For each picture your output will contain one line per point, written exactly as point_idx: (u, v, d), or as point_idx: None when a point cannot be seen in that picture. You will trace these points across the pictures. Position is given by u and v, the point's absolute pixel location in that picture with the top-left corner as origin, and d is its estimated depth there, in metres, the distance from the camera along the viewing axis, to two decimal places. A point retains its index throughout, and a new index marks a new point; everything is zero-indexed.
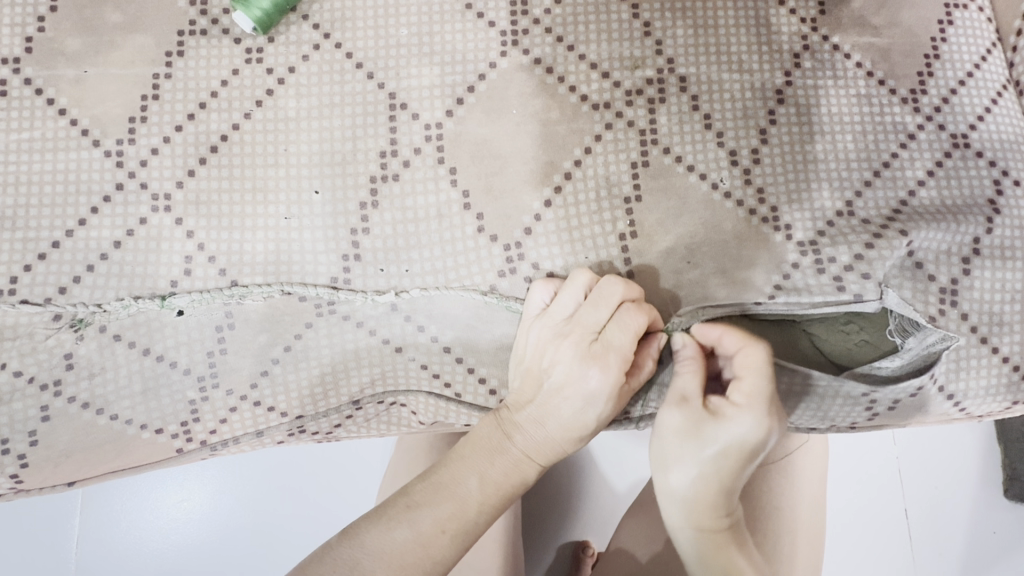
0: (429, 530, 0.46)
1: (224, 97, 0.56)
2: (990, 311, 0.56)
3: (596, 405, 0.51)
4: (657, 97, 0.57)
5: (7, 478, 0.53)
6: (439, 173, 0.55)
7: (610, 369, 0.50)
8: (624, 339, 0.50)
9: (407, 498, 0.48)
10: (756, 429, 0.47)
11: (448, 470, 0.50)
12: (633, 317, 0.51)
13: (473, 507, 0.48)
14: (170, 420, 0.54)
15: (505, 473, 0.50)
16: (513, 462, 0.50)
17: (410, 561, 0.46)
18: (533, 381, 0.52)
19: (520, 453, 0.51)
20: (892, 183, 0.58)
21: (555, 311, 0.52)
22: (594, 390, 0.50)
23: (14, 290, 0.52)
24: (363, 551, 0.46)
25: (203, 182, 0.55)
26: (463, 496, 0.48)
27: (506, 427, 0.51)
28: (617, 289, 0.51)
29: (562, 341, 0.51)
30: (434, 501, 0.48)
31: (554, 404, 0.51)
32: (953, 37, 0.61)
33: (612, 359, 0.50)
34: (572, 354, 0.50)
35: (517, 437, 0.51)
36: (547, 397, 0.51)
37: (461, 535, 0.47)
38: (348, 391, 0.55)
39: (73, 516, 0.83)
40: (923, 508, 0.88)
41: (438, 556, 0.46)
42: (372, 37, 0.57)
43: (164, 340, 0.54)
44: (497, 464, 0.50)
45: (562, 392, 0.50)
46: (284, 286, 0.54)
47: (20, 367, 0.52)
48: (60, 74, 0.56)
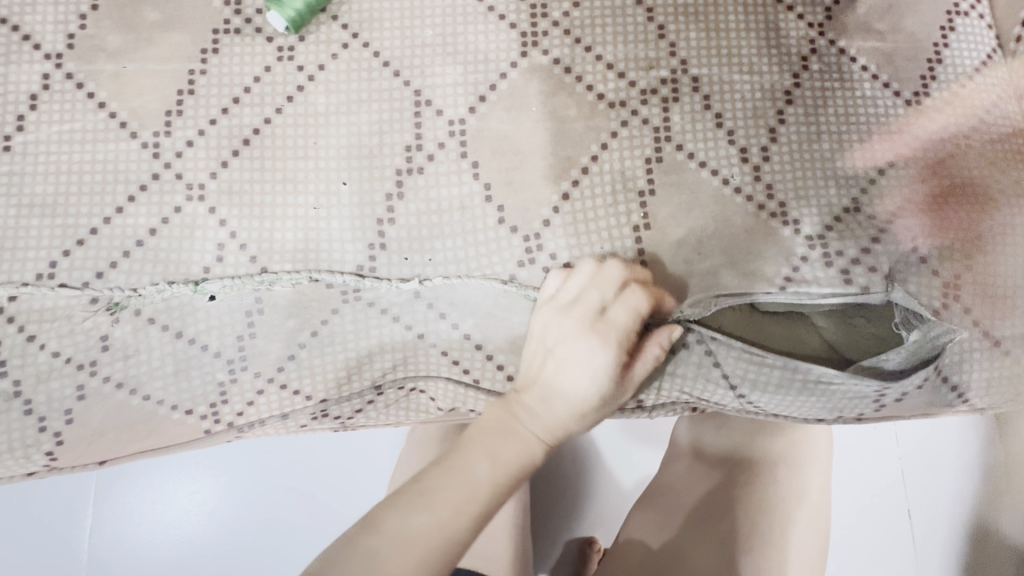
0: (446, 513, 0.47)
1: (257, 92, 0.58)
2: (992, 305, 0.58)
3: (599, 381, 0.53)
4: (671, 97, 0.60)
5: (43, 455, 0.55)
6: (462, 167, 0.58)
7: (611, 345, 0.53)
8: (625, 315, 0.53)
9: (421, 484, 0.48)
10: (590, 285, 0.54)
11: (457, 455, 0.50)
12: (633, 296, 0.54)
13: (485, 487, 0.49)
14: (200, 401, 0.56)
15: (514, 452, 0.51)
16: (520, 442, 0.52)
17: (430, 548, 0.45)
18: (539, 359, 0.54)
19: (526, 433, 0.52)
20: (897, 181, 0.60)
21: (562, 293, 0.55)
22: (596, 364, 0.52)
23: (54, 274, 0.55)
24: (382, 544, 0.45)
25: (235, 173, 0.57)
26: (475, 479, 0.49)
27: (516, 409, 0.53)
28: (618, 271, 0.54)
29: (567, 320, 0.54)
30: (446, 487, 0.48)
31: (558, 380, 0.53)
32: (955, 43, 0.63)
33: (611, 333, 0.53)
34: (574, 330, 0.53)
35: (523, 419, 0.53)
36: (553, 373, 0.53)
37: (477, 517, 0.48)
38: (371, 376, 0.57)
39: (84, 508, 0.85)
40: (927, 507, 0.90)
41: (457, 540, 0.47)
42: (398, 37, 0.59)
43: (195, 324, 0.56)
44: (505, 444, 0.51)
45: (565, 367, 0.53)
46: (312, 273, 0.56)
47: (58, 348, 0.54)
48: (99, 69, 0.58)
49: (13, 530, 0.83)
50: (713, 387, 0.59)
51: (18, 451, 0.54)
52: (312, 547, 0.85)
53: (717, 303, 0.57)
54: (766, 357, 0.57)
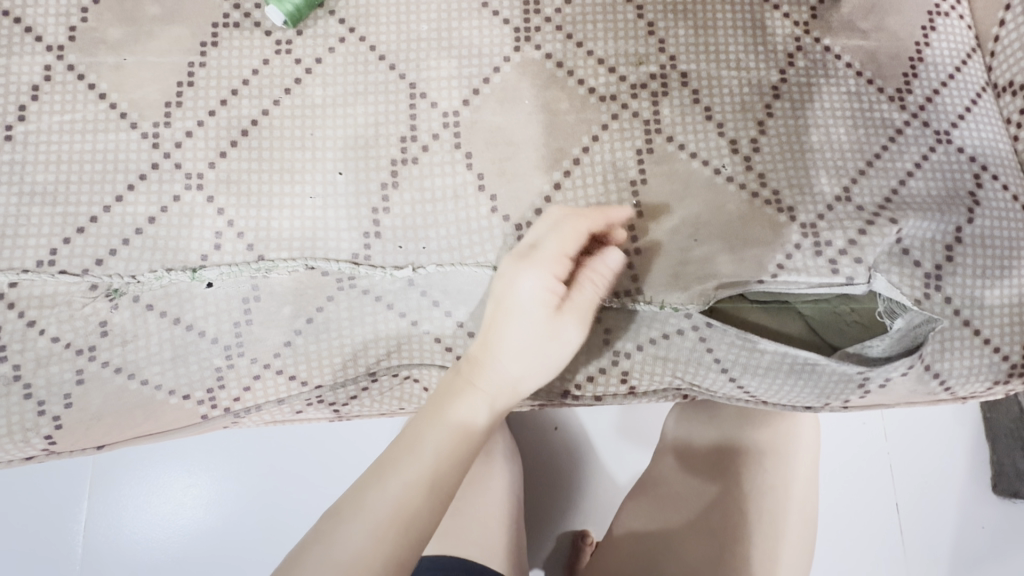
0: (406, 489, 0.46)
1: (255, 85, 0.60)
2: (972, 295, 0.60)
3: (538, 309, 0.52)
4: (660, 91, 0.61)
5: (42, 439, 0.55)
6: (456, 158, 0.59)
7: (544, 269, 0.52)
8: (552, 240, 0.52)
9: (381, 464, 0.48)
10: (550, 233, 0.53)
11: (409, 430, 0.50)
12: (559, 220, 0.53)
13: (438, 454, 0.48)
14: (197, 386, 0.57)
15: (463, 411, 0.51)
16: (470, 402, 0.51)
17: (392, 527, 0.45)
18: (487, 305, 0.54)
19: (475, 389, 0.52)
20: (883, 174, 0.62)
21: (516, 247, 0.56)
22: (530, 291, 0.51)
23: (54, 261, 0.56)
24: (341, 542, 0.44)
25: (234, 163, 0.58)
26: (429, 449, 0.48)
27: (470, 371, 0.52)
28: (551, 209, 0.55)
29: (525, 268, 0.52)
30: (401, 463, 0.48)
31: (499, 318, 0.52)
32: (937, 42, 0.65)
33: (540, 257, 0.52)
34: (506, 266, 0.53)
35: (471, 377, 0.52)
36: (496, 312, 0.53)
37: (436, 489, 0.47)
38: (365, 362, 0.58)
39: (80, 502, 0.85)
40: (914, 500, 0.91)
41: (418, 515, 0.46)
42: (394, 32, 0.61)
43: (193, 310, 0.57)
44: (454, 403, 0.51)
45: (503, 303, 0.52)
46: (308, 260, 0.57)
47: (58, 333, 0.55)
48: (100, 62, 0.59)
49: (10, 523, 0.83)
50: (703, 372, 0.60)
51: (17, 434, 0.55)
52: None
53: (716, 295, 0.58)
54: (758, 344, 0.59)
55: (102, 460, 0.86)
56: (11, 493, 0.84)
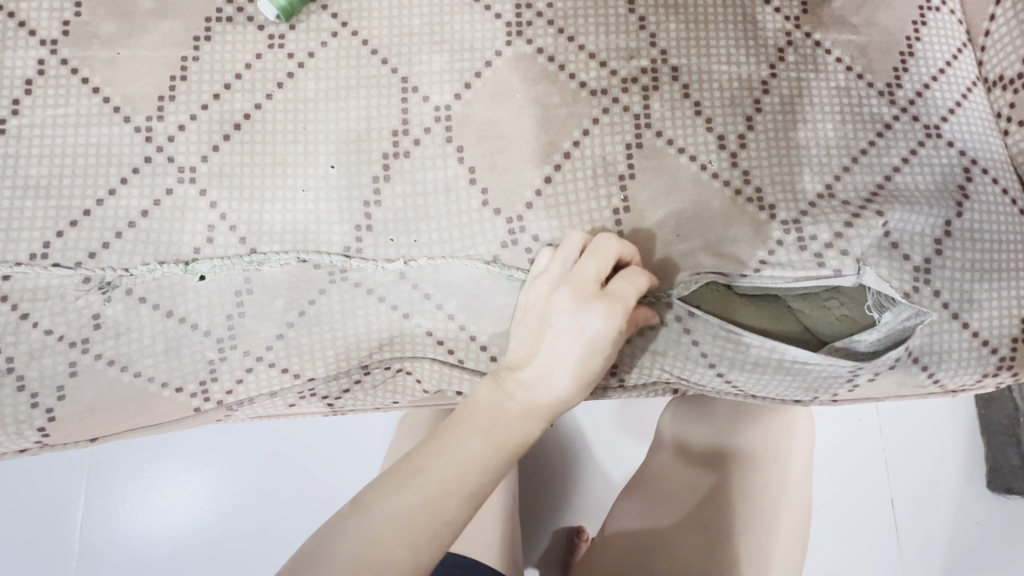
0: (435, 492, 0.48)
1: (248, 79, 0.60)
2: (961, 289, 0.60)
3: (597, 350, 0.52)
4: (651, 86, 0.61)
5: (35, 431, 0.56)
6: (447, 152, 0.59)
7: (611, 314, 0.51)
8: (621, 287, 0.53)
9: (414, 462, 0.50)
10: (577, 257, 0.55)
11: (445, 437, 0.51)
12: (628, 270, 0.54)
13: (475, 465, 0.50)
14: (190, 378, 0.57)
15: (505, 428, 0.52)
16: (512, 420, 0.52)
17: (419, 523, 0.48)
18: (534, 334, 0.55)
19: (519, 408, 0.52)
20: (869, 169, 0.62)
21: (551, 268, 0.55)
22: (596, 333, 0.51)
23: (47, 254, 0.56)
24: (372, 523, 0.47)
25: (226, 157, 0.58)
26: (465, 458, 0.50)
27: (503, 386, 0.53)
28: (611, 243, 0.55)
29: (558, 291, 0.53)
30: (435, 466, 0.49)
31: (556, 353, 0.52)
32: (927, 37, 0.66)
33: (614, 304, 0.52)
34: (572, 302, 0.52)
35: (515, 395, 0.53)
36: (551, 347, 0.52)
37: (466, 495, 0.49)
38: (358, 355, 0.59)
39: (76, 500, 0.85)
40: (908, 496, 0.91)
41: (447, 517, 0.48)
42: (386, 27, 0.61)
43: (185, 303, 0.57)
44: (497, 420, 0.52)
45: (564, 339, 0.52)
46: (300, 253, 0.58)
47: (51, 325, 0.55)
48: (94, 56, 0.60)
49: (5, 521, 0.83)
50: (693, 366, 0.60)
51: (10, 426, 0.55)
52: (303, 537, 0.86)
53: (697, 281, 0.59)
54: (743, 336, 0.59)
55: (98, 458, 0.86)
56: (6, 491, 0.84)
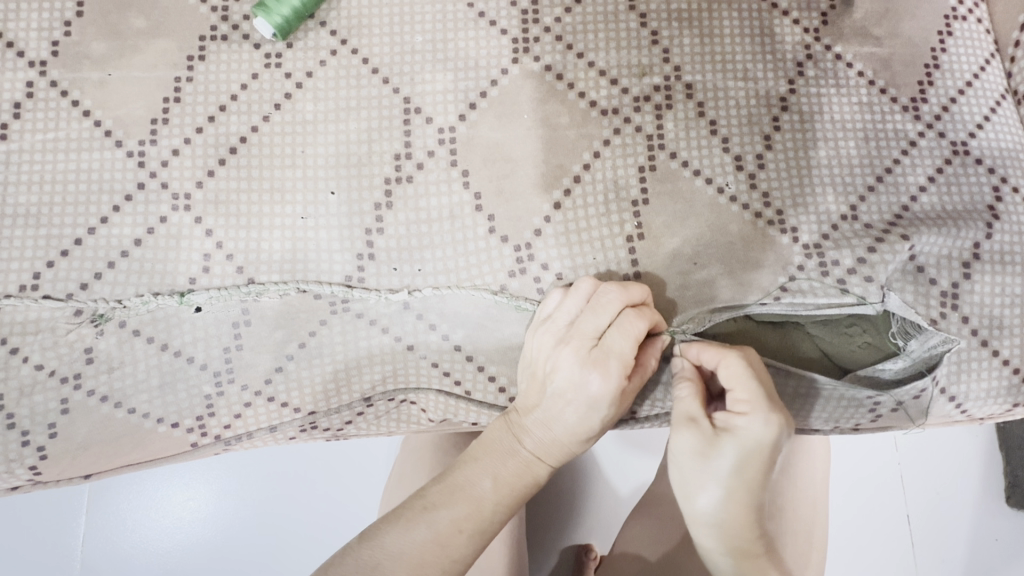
0: (446, 530, 0.48)
1: (243, 100, 0.57)
2: (990, 314, 0.57)
3: (597, 408, 0.51)
4: (664, 104, 0.59)
5: (27, 469, 0.54)
6: (452, 176, 0.57)
7: (610, 374, 0.51)
8: (622, 342, 0.51)
9: (423, 499, 0.50)
10: (580, 309, 0.52)
11: (459, 475, 0.52)
12: (632, 321, 0.51)
13: (487, 506, 0.50)
14: (186, 414, 0.55)
15: (516, 472, 0.52)
16: (523, 463, 0.52)
17: (429, 559, 0.47)
18: (538, 385, 0.53)
19: (528, 454, 0.52)
20: (894, 189, 0.59)
21: (556, 317, 0.53)
22: (595, 393, 0.51)
23: (37, 286, 0.54)
24: (384, 555, 0.47)
25: (222, 182, 0.56)
26: (476, 497, 0.50)
27: (515, 430, 0.53)
28: (615, 294, 0.52)
29: (562, 347, 0.52)
30: (448, 503, 0.50)
31: (556, 410, 0.52)
32: (953, 48, 0.62)
33: (613, 363, 0.51)
34: (572, 359, 0.51)
35: (524, 440, 0.53)
36: (552, 401, 0.52)
37: (478, 534, 0.49)
38: (360, 388, 0.56)
39: (75, 524, 0.83)
40: (925, 514, 0.88)
41: (457, 555, 0.48)
42: (387, 44, 0.58)
43: (181, 336, 0.55)
44: (507, 464, 0.52)
45: (564, 396, 0.51)
46: (300, 283, 0.55)
47: (42, 361, 0.53)
48: (84, 77, 0.57)
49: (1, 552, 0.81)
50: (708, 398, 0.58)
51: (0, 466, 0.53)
52: (309, 554, 0.84)
53: (710, 320, 0.57)
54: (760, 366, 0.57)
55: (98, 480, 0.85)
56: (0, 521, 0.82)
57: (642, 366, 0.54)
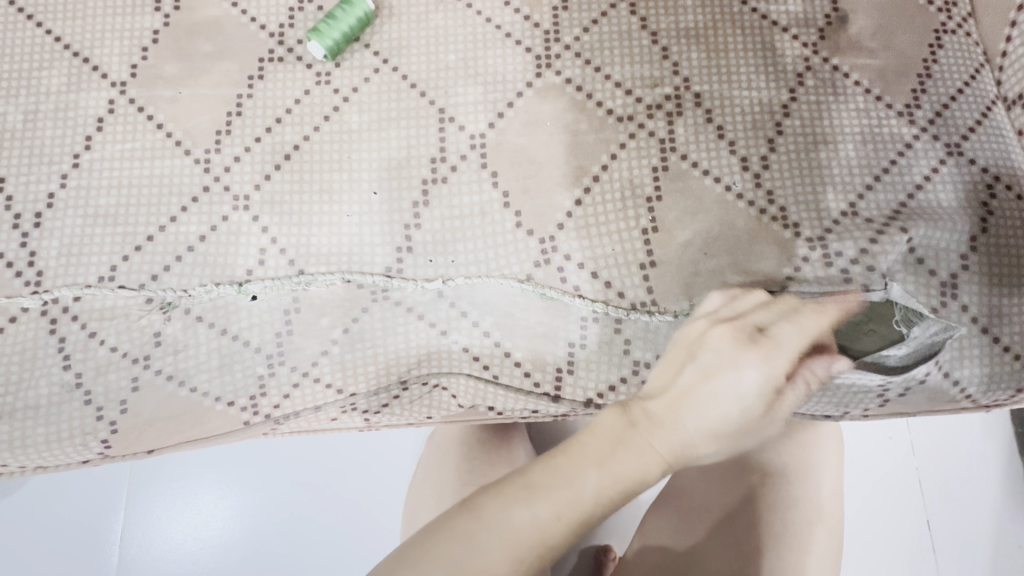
0: (547, 515, 0.44)
1: (297, 113, 0.65)
2: (989, 303, 0.60)
3: (745, 405, 0.48)
4: (675, 111, 0.64)
5: (98, 443, 0.59)
6: (482, 177, 0.63)
7: (774, 363, 0.49)
8: (792, 339, 0.51)
9: (527, 477, 0.46)
10: (756, 310, 0.53)
11: (564, 459, 0.47)
12: (784, 313, 0.52)
13: (593, 501, 0.45)
14: (241, 393, 0.60)
15: (630, 465, 0.47)
16: (635, 459, 0.47)
17: (528, 544, 0.44)
18: (673, 366, 0.50)
19: (648, 444, 0.47)
20: (892, 187, 0.64)
21: (721, 310, 0.53)
22: (750, 385, 0.48)
23: (114, 277, 0.61)
24: (483, 529, 0.44)
25: (277, 185, 0.63)
26: (580, 490, 0.45)
27: (633, 417, 0.49)
28: (766, 297, 0.54)
29: (722, 331, 0.50)
30: (554, 486, 0.45)
31: (705, 396, 0.48)
32: (944, 59, 0.68)
33: (775, 353, 0.49)
34: (732, 342, 0.49)
35: (642, 429, 0.48)
36: (698, 388, 0.49)
37: (577, 526, 0.45)
38: (397, 371, 0.61)
39: (110, 548, 0.88)
40: (946, 517, 0.89)
41: (553, 543, 0.45)
42: (424, 62, 0.65)
43: (238, 321, 0.61)
44: (620, 457, 0.47)
45: (713, 383, 0.48)
46: (345, 274, 0.61)
47: (116, 343, 0.60)
48: (158, 95, 0.65)
49: (45, 567, 0.86)
50: None
51: (76, 438, 0.58)
52: (336, 551, 0.88)
53: None
54: None
55: (129, 493, 0.89)
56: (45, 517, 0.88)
57: (801, 376, 0.53)
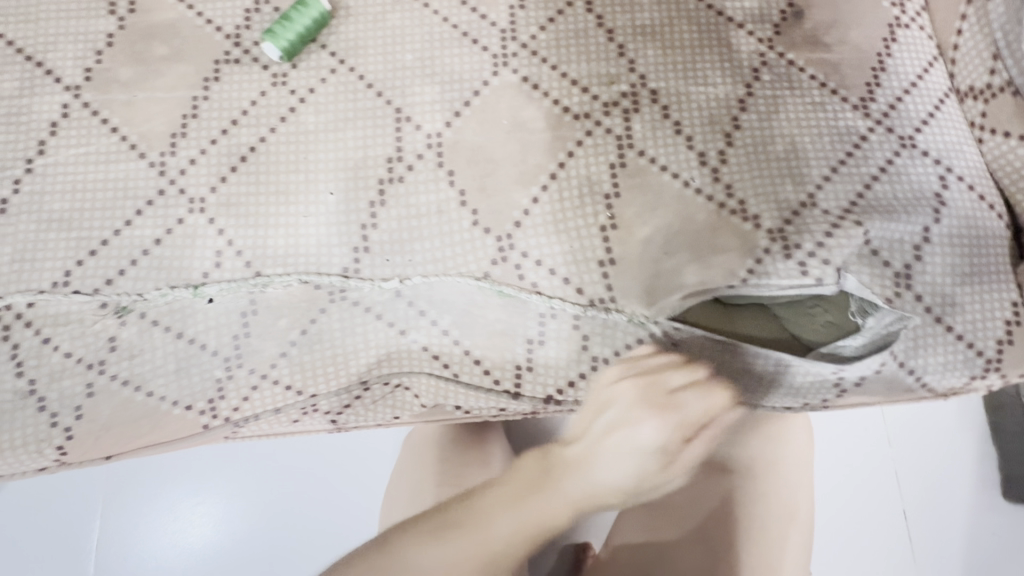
0: (454, 558, 0.48)
1: (253, 114, 0.64)
2: (942, 292, 0.61)
3: (644, 460, 0.51)
4: (631, 108, 0.65)
5: (53, 450, 0.58)
6: (439, 176, 0.63)
7: (668, 427, 0.51)
8: (704, 408, 0.53)
9: (446, 519, 0.51)
10: (662, 367, 0.54)
11: (481, 504, 0.51)
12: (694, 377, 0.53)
13: (499, 549, 0.49)
14: (199, 397, 0.60)
15: (539, 512, 0.50)
16: (544, 507, 0.51)
17: None
18: (588, 418, 0.54)
19: (558, 492, 0.51)
20: (849, 179, 0.64)
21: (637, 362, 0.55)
22: (645, 442, 0.50)
23: (68, 282, 0.60)
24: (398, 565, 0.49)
25: (233, 187, 0.62)
26: (490, 535, 0.49)
27: (550, 467, 0.52)
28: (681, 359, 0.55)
29: (630, 389, 0.53)
30: (468, 530, 0.50)
31: (605, 453, 0.51)
32: (898, 53, 0.68)
33: (675, 417, 0.51)
34: (633, 401, 0.52)
35: (555, 479, 0.51)
36: (600, 442, 0.52)
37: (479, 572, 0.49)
38: (357, 371, 0.61)
39: (86, 558, 0.87)
40: (922, 507, 0.90)
41: None
42: (381, 62, 0.65)
43: (195, 325, 0.61)
44: (530, 505, 0.50)
45: (622, 438, 0.51)
46: (301, 275, 0.61)
47: (71, 349, 0.59)
48: (113, 99, 0.65)
49: None
50: None
51: (31, 446, 0.58)
52: (324, 548, 0.88)
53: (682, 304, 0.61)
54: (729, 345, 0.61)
55: (105, 501, 0.88)
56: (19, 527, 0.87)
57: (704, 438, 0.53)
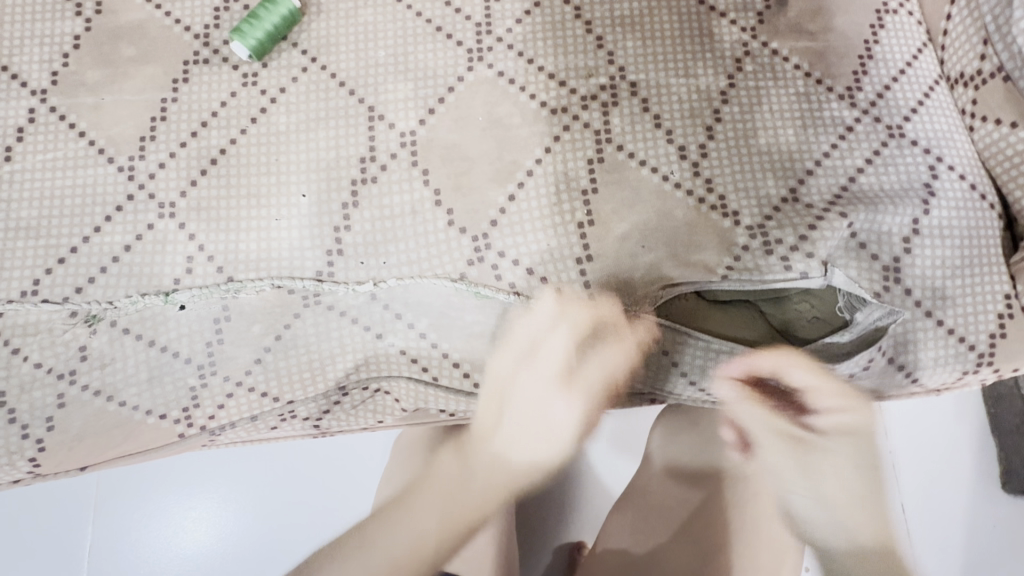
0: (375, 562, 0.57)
1: (223, 116, 0.63)
2: (933, 285, 0.59)
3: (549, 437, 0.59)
4: (610, 101, 0.63)
5: (26, 462, 0.57)
6: (413, 175, 0.61)
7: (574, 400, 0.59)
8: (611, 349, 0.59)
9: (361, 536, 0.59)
10: (563, 310, 0.58)
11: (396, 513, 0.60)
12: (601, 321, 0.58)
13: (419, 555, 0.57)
14: (173, 405, 0.59)
15: (458, 508, 0.59)
16: (463, 502, 0.59)
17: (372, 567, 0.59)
18: (492, 410, 0.58)
19: (471, 495, 0.59)
20: (832, 172, 0.62)
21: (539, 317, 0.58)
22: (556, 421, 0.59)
23: (37, 291, 0.59)
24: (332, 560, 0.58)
25: (204, 191, 0.61)
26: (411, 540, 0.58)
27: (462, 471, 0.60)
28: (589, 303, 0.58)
29: (529, 356, 0.58)
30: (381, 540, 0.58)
31: (512, 445, 0.59)
32: (886, 39, 0.66)
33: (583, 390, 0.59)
34: (534, 365, 0.58)
35: (467, 478, 0.60)
36: (506, 437, 0.58)
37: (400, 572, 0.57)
38: (334, 377, 0.60)
39: (79, 563, 0.86)
40: (919, 500, 0.86)
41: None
42: (353, 59, 0.64)
43: (167, 332, 0.60)
44: (448, 504, 0.59)
45: (530, 422, 0.58)
46: (274, 280, 0.60)
47: (40, 359, 0.58)
48: (80, 102, 0.63)
49: None
50: (667, 376, 0.61)
51: (3, 458, 0.57)
52: (313, 550, 0.88)
53: (664, 295, 0.60)
54: (714, 342, 0.60)
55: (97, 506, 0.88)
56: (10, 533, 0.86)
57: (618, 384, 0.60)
